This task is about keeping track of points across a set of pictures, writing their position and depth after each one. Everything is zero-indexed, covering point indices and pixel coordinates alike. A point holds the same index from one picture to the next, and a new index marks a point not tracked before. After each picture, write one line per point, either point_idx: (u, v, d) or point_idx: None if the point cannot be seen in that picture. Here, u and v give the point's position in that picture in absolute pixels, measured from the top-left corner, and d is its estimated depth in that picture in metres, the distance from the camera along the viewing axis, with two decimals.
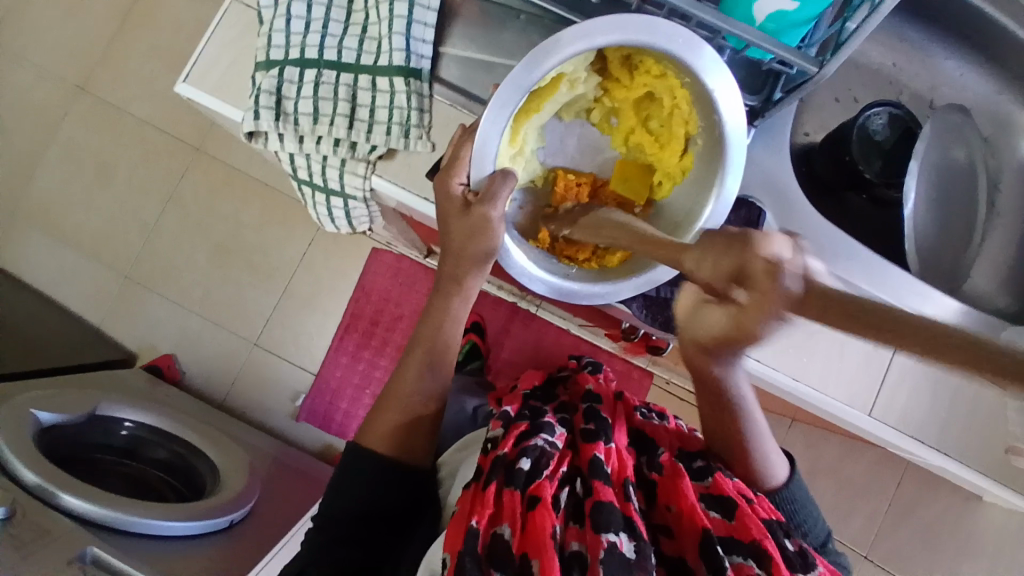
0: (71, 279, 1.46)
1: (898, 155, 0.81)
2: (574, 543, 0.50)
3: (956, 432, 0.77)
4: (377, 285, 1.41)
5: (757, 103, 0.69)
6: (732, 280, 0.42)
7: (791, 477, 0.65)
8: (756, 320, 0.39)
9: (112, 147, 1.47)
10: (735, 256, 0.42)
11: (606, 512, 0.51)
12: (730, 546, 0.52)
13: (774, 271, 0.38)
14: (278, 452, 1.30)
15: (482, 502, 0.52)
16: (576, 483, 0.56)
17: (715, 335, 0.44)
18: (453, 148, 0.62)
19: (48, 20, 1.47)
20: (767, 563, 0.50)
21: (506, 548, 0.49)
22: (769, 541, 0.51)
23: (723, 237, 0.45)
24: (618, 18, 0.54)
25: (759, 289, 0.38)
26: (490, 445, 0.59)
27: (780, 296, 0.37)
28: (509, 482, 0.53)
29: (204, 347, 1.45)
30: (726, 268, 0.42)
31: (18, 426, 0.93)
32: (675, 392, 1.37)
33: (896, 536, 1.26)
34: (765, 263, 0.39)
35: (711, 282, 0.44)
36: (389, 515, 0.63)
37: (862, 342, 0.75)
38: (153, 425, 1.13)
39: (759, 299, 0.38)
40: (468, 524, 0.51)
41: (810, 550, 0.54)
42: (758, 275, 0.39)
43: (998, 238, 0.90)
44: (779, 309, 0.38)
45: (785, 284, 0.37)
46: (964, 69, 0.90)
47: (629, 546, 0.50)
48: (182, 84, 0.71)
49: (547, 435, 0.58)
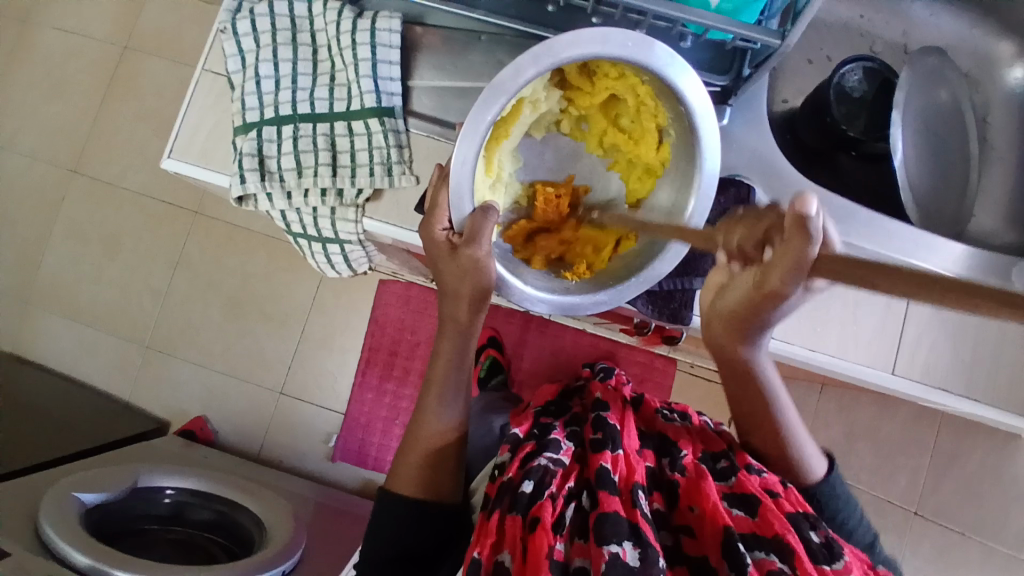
0: (94, 357, 1.49)
1: (880, 108, 0.82)
2: (578, 559, 0.51)
3: (983, 376, 0.77)
4: (390, 316, 1.42)
5: (729, 82, 0.69)
6: (762, 241, 0.43)
7: (827, 471, 0.63)
8: (778, 280, 0.44)
9: (113, 224, 1.49)
10: (763, 223, 0.43)
11: (610, 523, 0.51)
12: (752, 542, 0.52)
13: (801, 226, 0.39)
14: (319, 494, 1.32)
15: (485, 533, 0.53)
16: (583, 497, 0.56)
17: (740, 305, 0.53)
18: (431, 196, 0.63)
19: (33, 109, 1.51)
20: (789, 557, 0.50)
21: (508, 574, 0.51)
22: (791, 535, 0.51)
23: (754, 209, 0.45)
24: (563, 37, 0.54)
25: (784, 244, 0.41)
26: (498, 471, 0.60)
27: (803, 251, 0.39)
28: (511, 508, 0.54)
29: (232, 403, 1.47)
30: (757, 231, 0.43)
31: (63, 510, 0.95)
32: (699, 374, 1.37)
33: (947, 485, 1.25)
34: (792, 218, 0.39)
35: (737, 247, 0.45)
36: (417, 555, 0.63)
37: (874, 303, 0.74)
38: (194, 488, 1.15)
39: (782, 254, 0.41)
40: (472, 554, 0.53)
41: (841, 541, 0.53)
42: (784, 232, 0.40)
43: (995, 174, 0.89)
44: (801, 264, 0.40)
45: (807, 240, 0.39)
46: (934, 8, 0.89)
47: (633, 554, 0.49)
48: (166, 159, 0.72)
49: (551, 453, 0.59)
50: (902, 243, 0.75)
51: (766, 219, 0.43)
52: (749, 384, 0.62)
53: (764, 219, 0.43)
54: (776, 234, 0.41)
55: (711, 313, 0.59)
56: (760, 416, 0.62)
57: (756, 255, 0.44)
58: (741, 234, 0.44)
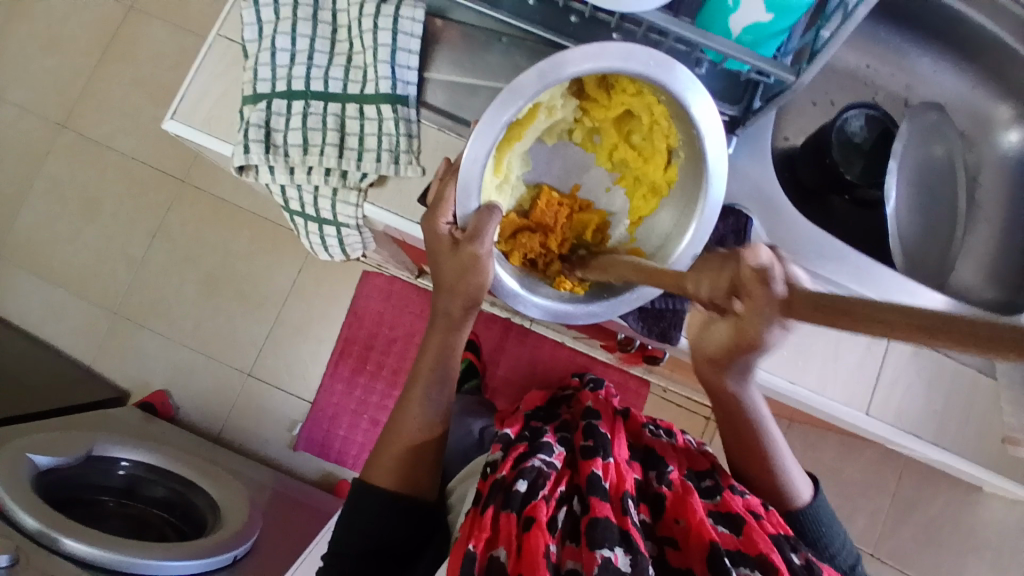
0: (59, 319, 1.45)
1: (878, 156, 0.84)
2: (570, 562, 0.52)
3: (953, 425, 0.79)
4: (370, 308, 1.41)
5: (738, 113, 0.70)
6: (729, 292, 0.45)
7: (816, 497, 0.65)
8: (757, 322, 0.45)
9: (96, 185, 1.46)
10: (724, 272, 0.45)
11: (602, 528, 0.52)
12: (736, 558, 0.53)
13: (764, 277, 0.41)
14: (277, 483, 1.29)
15: (479, 526, 0.53)
16: (574, 501, 0.57)
17: (724, 345, 0.55)
18: (438, 188, 0.64)
19: (28, 59, 1.47)
20: (772, 572, 0.51)
21: (501, 569, 0.50)
22: (775, 554, 0.52)
23: (713, 256, 0.48)
24: (585, 49, 0.55)
25: (749, 294, 0.43)
26: (490, 469, 0.61)
27: (771, 300, 0.41)
28: (505, 505, 0.54)
29: (198, 380, 1.44)
30: (722, 282, 0.45)
31: (15, 471, 0.92)
32: (671, 399, 1.38)
33: (902, 531, 1.27)
34: (753, 271, 0.42)
35: (709, 298, 0.47)
36: (399, 553, 0.64)
37: (856, 343, 0.77)
38: (149, 462, 1.12)
39: (753, 303, 0.42)
40: (465, 547, 0.52)
41: (819, 563, 0.54)
42: (749, 282, 0.42)
43: (980, 232, 0.92)
44: (771, 311, 0.41)
45: (772, 288, 0.41)
46: (938, 67, 0.92)
47: (625, 560, 0.50)
48: (170, 120, 0.71)
49: (545, 455, 0.60)
50: (890, 288, 0.77)
51: (728, 269, 0.45)
52: (740, 421, 0.64)
53: (727, 266, 0.46)
54: (742, 284, 0.44)
55: (699, 356, 0.60)
56: (752, 449, 0.65)
57: (725, 304, 0.47)
58: (709, 285, 0.46)
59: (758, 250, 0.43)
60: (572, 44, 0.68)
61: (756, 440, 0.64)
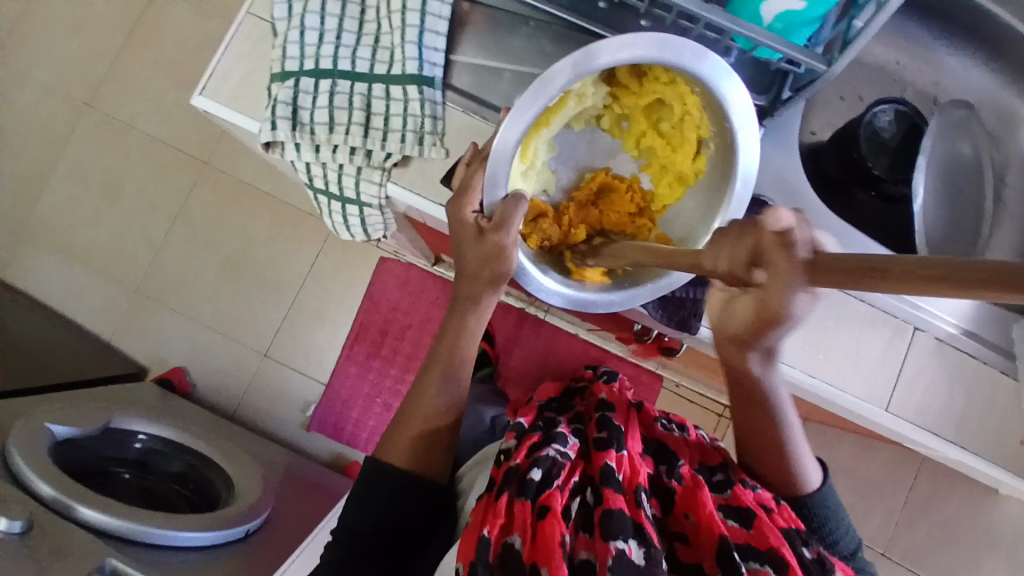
0: (81, 294, 1.47)
1: (905, 151, 0.82)
2: (583, 552, 0.52)
3: (972, 425, 0.78)
4: (386, 293, 1.42)
5: (766, 102, 0.70)
6: (748, 263, 0.45)
7: (822, 483, 0.65)
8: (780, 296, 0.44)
9: (120, 163, 1.48)
10: (745, 240, 0.44)
11: (617, 520, 0.52)
12: (747, 552, 0.53)
13: (785, 241, 0.42)
14: (290, 461, 1.30)
15: (494, 512, 0.54)
16: (587, 492, 0.57)
17: (748, 323, 0.51)
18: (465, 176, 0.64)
19: (55, 37, 1.49)
20: (782, 568, 0.51)
21: (516, 556, 0.51)
22: (785, 548, 0.52)
23: (731, 227, 0.47)
24: (614, 40, 0.54)
25: (773, 264, 0.42)
26: (504, 456, 0.61)
27: (795, 264, 0.41)
28: (520, 493, 0.54)
29: (214, 359, 1.45)
30: (742, 253, 0.45)
31: (37, 439, 0.94)
32: (684, 395, 1.37)
33: (914, 532, 1.26)
34: (775, 236, 0.42)
35: (728, 271, 0.47)
36: (408, 534, 0.64)
37: (878, 338, 0.77)
38: (168, 437, 1.14)
39: (776, 273, 0.42)
40: (480, 533, 0.53)
41: (831, 557, 0.54)
42: (771, 248, 0.42)
43: (1006, 231, 0.90)
44: (798, 278, 0.42)
45: (796, 251, 0.41)
46: (968, 65, 0.91)
47: (639, 553, 0.51)
48: (198, 96, 0.72)
49: (559, 445, 0.60)
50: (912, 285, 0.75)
51: (745, 240, 0.44)
52: (756, 407, 0.63)
53: (745, 233, 0.45)
54: (762, 252, 0.43)
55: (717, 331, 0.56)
56: (765, 439, 0.64)
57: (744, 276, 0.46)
58: (728, 258, 0.46)
59: (778, 213, 0.43)
60: (602, 29, 0.68)
61: (771, 428, 0.63)
